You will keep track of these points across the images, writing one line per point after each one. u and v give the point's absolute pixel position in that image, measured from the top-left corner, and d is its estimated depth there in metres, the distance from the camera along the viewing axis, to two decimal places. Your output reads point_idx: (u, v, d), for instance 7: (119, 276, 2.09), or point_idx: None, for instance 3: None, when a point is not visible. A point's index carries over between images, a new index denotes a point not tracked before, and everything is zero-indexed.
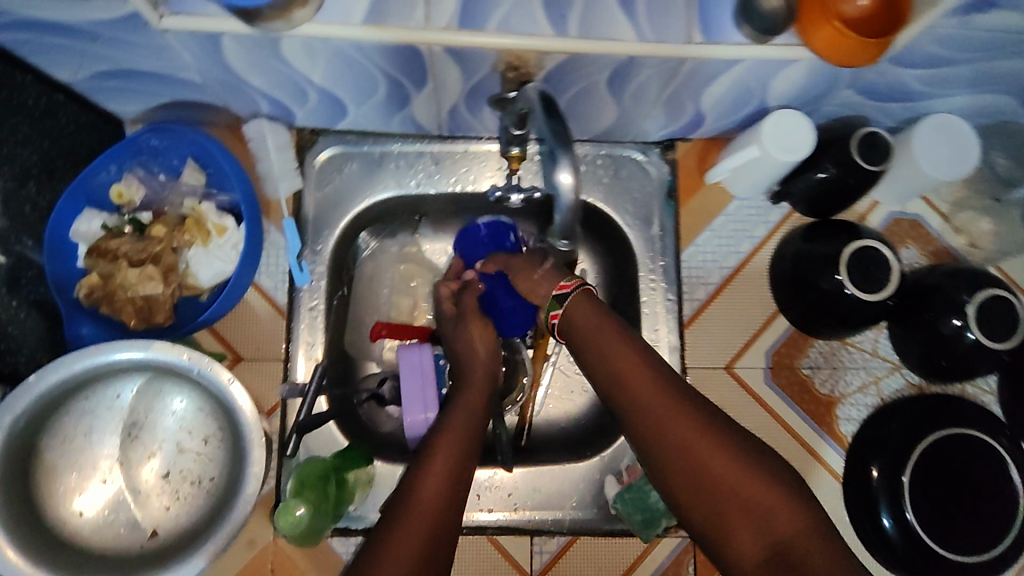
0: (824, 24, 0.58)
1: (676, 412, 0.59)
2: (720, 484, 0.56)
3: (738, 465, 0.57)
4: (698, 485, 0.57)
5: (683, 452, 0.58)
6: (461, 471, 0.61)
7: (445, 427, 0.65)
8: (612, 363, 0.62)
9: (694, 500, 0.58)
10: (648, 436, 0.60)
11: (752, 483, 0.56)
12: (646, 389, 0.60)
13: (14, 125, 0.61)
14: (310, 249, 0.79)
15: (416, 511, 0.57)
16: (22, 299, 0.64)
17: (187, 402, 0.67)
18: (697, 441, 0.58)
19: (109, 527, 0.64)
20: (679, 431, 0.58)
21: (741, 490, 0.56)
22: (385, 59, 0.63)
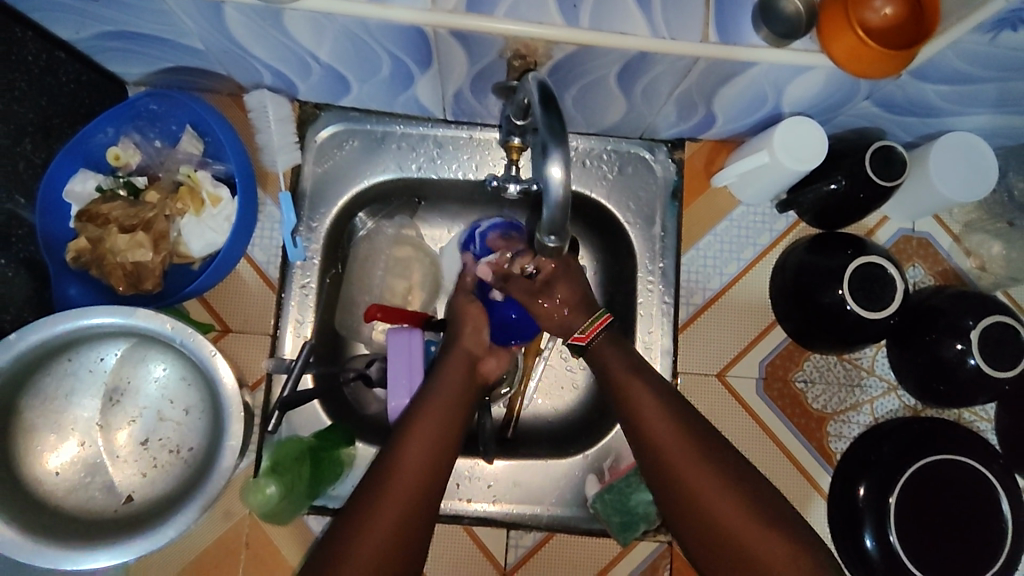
0: (845, 32, 0.56)
1: (671, 433, 0.62)
2: (702, 508, 0.59)
3: (726, 491, 0.59)
4: (684, 506, 0.60)
5: (671, 475, 0.61)
6: (444, 445, 0.61)
7: (429, 398, 0.64)
8: (616, 381, 0.66)
9: (677, 518, 0.61)
10: (644, 452, 0.63)
11: (735, 512, 0.58)
12: (648, 405, 0.64)
13: (11, 80, 0.61)
14: (305, 226, 0.79)
15: (397, 480, 0.57)
16: (11, 257, 0.64)
17: (169, 370, 0.67)
18: (688, 464, 0.60)
19: (84, 490, 0.63)
20: (672, 453, 0.61)
21: (725, 517, 0.58)
22: (389, 38, 0.61)
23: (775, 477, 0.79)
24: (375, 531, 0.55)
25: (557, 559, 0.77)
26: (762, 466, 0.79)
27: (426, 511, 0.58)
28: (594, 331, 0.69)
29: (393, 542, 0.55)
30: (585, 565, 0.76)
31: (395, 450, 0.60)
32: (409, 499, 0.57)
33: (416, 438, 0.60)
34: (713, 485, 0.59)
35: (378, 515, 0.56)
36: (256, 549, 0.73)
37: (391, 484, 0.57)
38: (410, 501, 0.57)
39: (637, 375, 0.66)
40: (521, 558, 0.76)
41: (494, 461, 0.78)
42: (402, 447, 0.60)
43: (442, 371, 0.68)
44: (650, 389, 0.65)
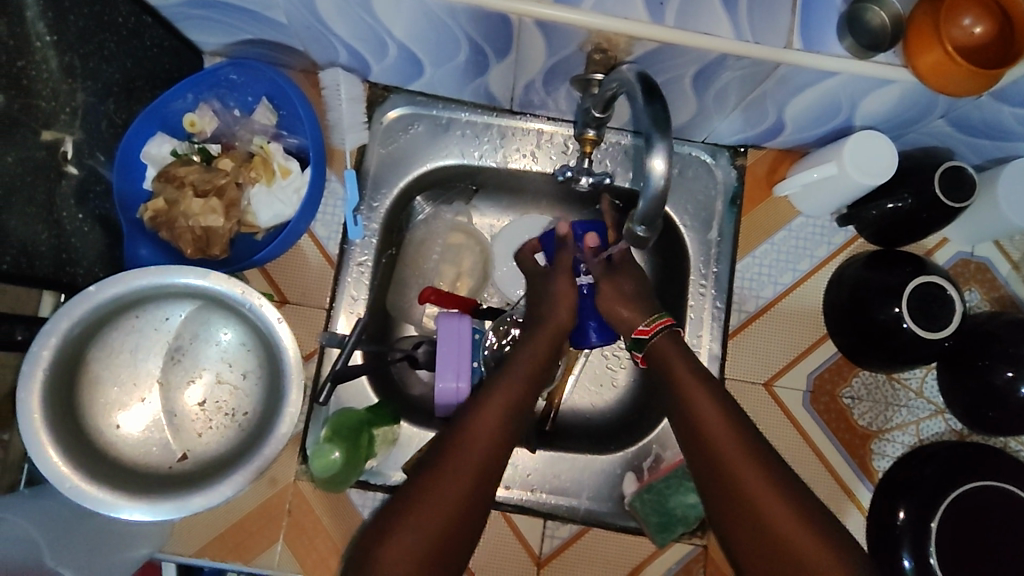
0: (934, 46, 0.56)
1: (728, 435, 0.59)
2: (758, 510, 0.55)
3: (780, 501, 0.55)
4: (736, 509, 0.56)
5: (726, 475, 0.58)
6: (517, 414, 0.62)
7: (511, 369, 0.66)
8: (678, 382, 0.64)
9: (729, 522, 0.57)
10: (697, 454, 0.60)
11: (788, 515, 0.54)
12: (706, 405, 0.62)
13: (102, 41, 0.62)
14: (366, 205, 0.79)
15: (467, 449, 0.58)
16: (87, 212, 0.66)
17: (231, 335, 0.68)
18: (740, 462, 0.58)
19: (142, 445, 0.65)
20: (728, 454, 0.58)
21: (780, 525, 0.54)
22: (473, 23, 0.62)
23: (815, 491, 0.79)
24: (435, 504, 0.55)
25: (590, 554, 0.76)
26: (802, 479, 0.79)
27: (493, 482, 0.58)
28: (657, 327, 0.68)
29: (457, 513, 0.55)
30: (618, 561, 0.76)
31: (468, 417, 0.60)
32: (476, 469, 0.57)
33: (492, 407, 0.61)
34: (765, 487, 0.56)
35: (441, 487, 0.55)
36: (298, 517, 0.74)
37: (460, 452, 0.58)
38: (479, 470, 0.57)
39: (700, 378, 0.64)
40: (556, 548, 0.77)
41: (534, 451, 0.78)
42: (476, 415, 0.60)
43: (525, 346, 0.68)
44: (710, 390, 0.63)
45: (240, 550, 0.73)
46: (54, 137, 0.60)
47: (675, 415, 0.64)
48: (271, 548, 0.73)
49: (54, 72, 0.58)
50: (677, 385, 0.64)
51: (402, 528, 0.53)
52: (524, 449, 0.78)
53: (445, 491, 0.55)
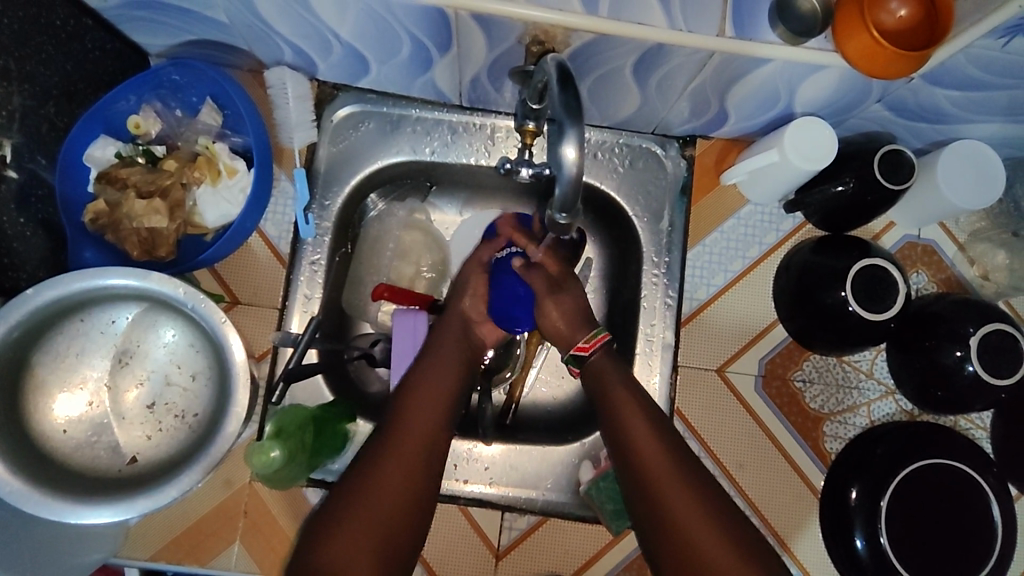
0: (861, 32, 0.57)
1: (666, 469, 0.61)
2: (686, 540, 0.57)
3: (672, 460, 0.61)
4: (666, 538, 0.58)
5: (661, 508, 0.59)
6: (448, 400, 0.66)
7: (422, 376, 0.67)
8: (620, 414, 0.65)
9: (660, 545, 0.59)
10: (634, 486, 0.61)
11: (689, 505, 0.59)
12: (647, 440, 0.63)
13: (39, 43, 0.62)
14: (318, 204, 0.79)
15: (401, 447, 0.60)
16: (29, 216, 0.66)
17: (178, 335, 0.68)
18: (675, 488, 0.60)
19: (90, 448, 0.65)
20: (659, 474, 0.61)
21: (666, 481, 0.60)
22: (411, 19, 0.63)
23: (769, 473, 0.80)
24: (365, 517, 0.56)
25: (549, 545, 0.77)
26: (756, 463, 0.80)
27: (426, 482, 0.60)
28: (597, 344, 0.69)
29: (393, 518, 0.57)
30: (575, 551, 0.77)
31: (402, 411, 0.63)
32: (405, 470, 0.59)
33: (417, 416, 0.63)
34: (693, 513, 0.58)
35: (377, 493, 0.57)
36: (253, 518, 0.74)
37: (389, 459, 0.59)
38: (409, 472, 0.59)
39: (639, 403, 0.65)
40: (515, 540, 0.77)
41: (492, 445, 0.79)
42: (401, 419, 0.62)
43: (441, 341, 0.71)
44: (644, 416, 0.64)
45: (196, 553, 0.72)
46: None
47: (613, 443, 0.65)
48: (228, 549, 0.73)
49: None
50: (615, 412, 0.65)
51: (342, 533, 0.54)
52: (481, 443, 0.78)
53: (378, 509, 0.56)
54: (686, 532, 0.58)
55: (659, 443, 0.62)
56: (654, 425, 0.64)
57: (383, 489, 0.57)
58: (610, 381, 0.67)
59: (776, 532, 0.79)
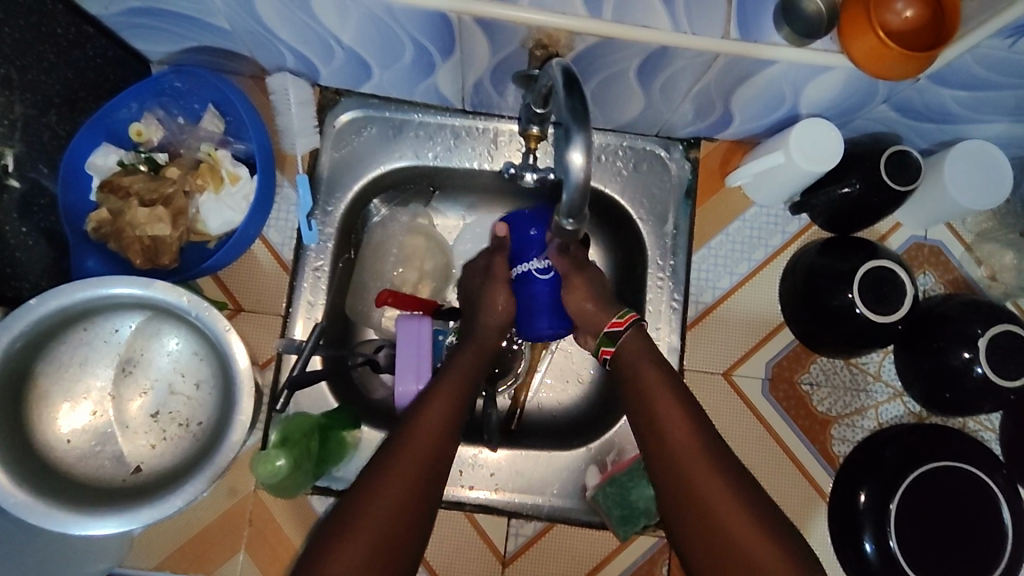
0: (866, 32, 0.57)
1: (687, 441, 0.61)
2: (706, 511, 0.58)
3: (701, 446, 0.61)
4: (690, 515, 0.59)
5: (684, 479, 0.60)
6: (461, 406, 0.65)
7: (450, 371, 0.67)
8: (645, 385, 0.65)
9: (686, 532, 0.59)
10: (656, 456, 0.62)
11: (717, 492, 0.58)
12: (671, 412, 0.63)
13: (40, 52, 0.62)
14: (321, 209, 0.79)
15: (412, 448, 0.59)
16: (32, 226, 0.65)
17: (182, 344, 0.68)
18: (696, 464, 0.60)
19: (94, 458, 0.64)
20: (689, 462, 0.60)
21: (692, 468, 0.60)
22: (413, 24, 0.62)
23: (777, 477, 0.79)
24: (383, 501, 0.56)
25: (555, 550, 0.76)
26: (764, 466, 0.79)
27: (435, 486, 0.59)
28: (630, 319, 0.69)
29: (409, 503, 0.57)
30: (582, 557, 0.76)
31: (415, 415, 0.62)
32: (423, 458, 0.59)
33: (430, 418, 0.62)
34: (715, 483, 0.59)
35: (386, 489, 0.57)
36: (259, 526, 0.73)
37: (410, 446, 0.60)
38: (427, 459, 0.59)
39: (662, 376, 0.65)
40: (521, 546, 0.76)
41: (498, 450, 0.78)
42: (422, 409, 0.63)
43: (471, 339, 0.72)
44: (667, 389, 0.65)
45: (201, 561, 0.72)
46: None
47: (637, 415, 0.65)
48: (233, 558, 0.72)
49: None
50: (641, 384, 0.65)
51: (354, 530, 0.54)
52: (488, 448, 0.78)
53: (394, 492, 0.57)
54: (716, 520, 0.57)
55: (682, 414, 0.63)
56: (685, 412, 0.63)
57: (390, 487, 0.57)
58: (637, 366, 0.67)
59: None
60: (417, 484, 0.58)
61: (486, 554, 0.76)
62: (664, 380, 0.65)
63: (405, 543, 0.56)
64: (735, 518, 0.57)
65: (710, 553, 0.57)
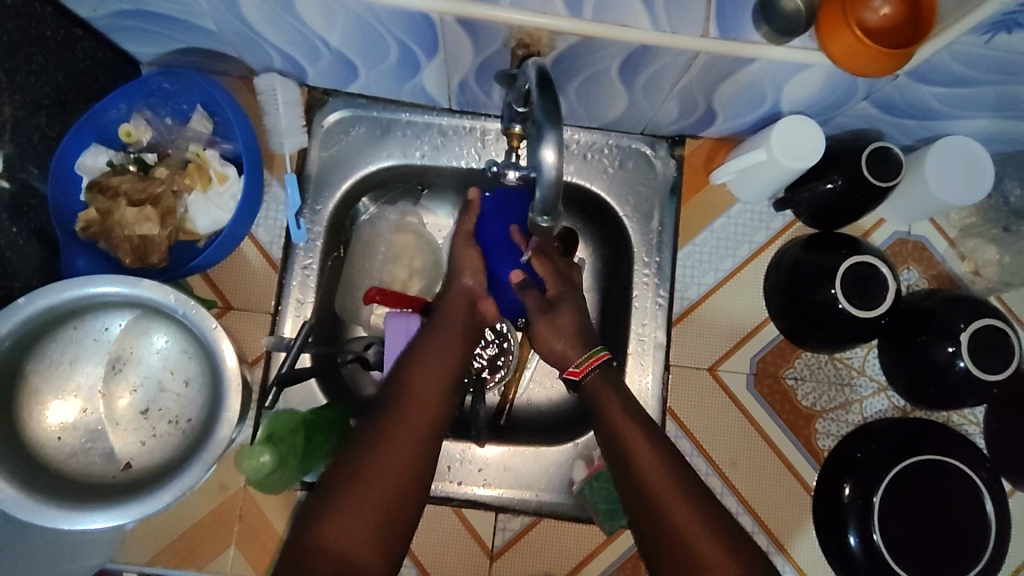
0: (843, 30, 0.57)
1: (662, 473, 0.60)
2: (683, 543, 0.55)
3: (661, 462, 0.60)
4: (657, 531, 0.57)
5: (661, 513, 0.58)
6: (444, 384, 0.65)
7: (425, 348, 0.68)
8: (614, 425, 0.64)
9: (653, 551, 0.57)
10: (634, 496, 0.60)
11: (680, 504, 0.57)
12: (643, 450, 0.61)
13: (29, 55, 0.63)
14: (309, 208, 0.80)
15: (397, 435, 0.60)
16: (22, 226, 0.66)
17: (171, 342, 0.69)
18: (671, 494, 0.58)
19: (84, 454, 0.65)
20: (652, 478, 0.59)
21: (657, 481, 0.59)
22: (396, 25, 0.63)
23: (762, 471, 0.80)
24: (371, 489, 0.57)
25: (542, 545, 0.77)
26: (749, 461, 0.80)
27: (425, 472, 0.60)
28: (588, 366, 0.69)
29: (399, 487, 0.58)
30: (568, 552, 0.77)
31: (399, 399, 0.63)
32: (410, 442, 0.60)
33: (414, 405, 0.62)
34: (686, 513, 0.57)
35: (370, 480, 0.57)
36: (249, 522, 0.74)
37: (396, 430, 0.60)
38: (413, 445, 0.60)
39: (624, 405, 0.65)
40: (508, 541, 0.77)
41: (486, 446, 0.79)
42: (405, 392, 0.63)
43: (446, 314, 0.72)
44: (638, 426, 0.63)
45: (192, 557, 0.73)
46: None
47: (610, 454, 0.64)
48: (223, 553, 0.73)
49: None
50: (611, 425, 0.64)
51: (338, 525, 0.55)
52: (474, 444, 0.79)
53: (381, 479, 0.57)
54: (678, 531, 0.56)
55: (653, 447, 0.62)
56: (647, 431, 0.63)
57: (375, 479, 0.57)
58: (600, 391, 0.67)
59: (769, 530, 0.79)
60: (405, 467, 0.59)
61: (474, 549, 0.77)
62: (632, 418, 0.64)
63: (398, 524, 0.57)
64: (695, 529, 0.56)
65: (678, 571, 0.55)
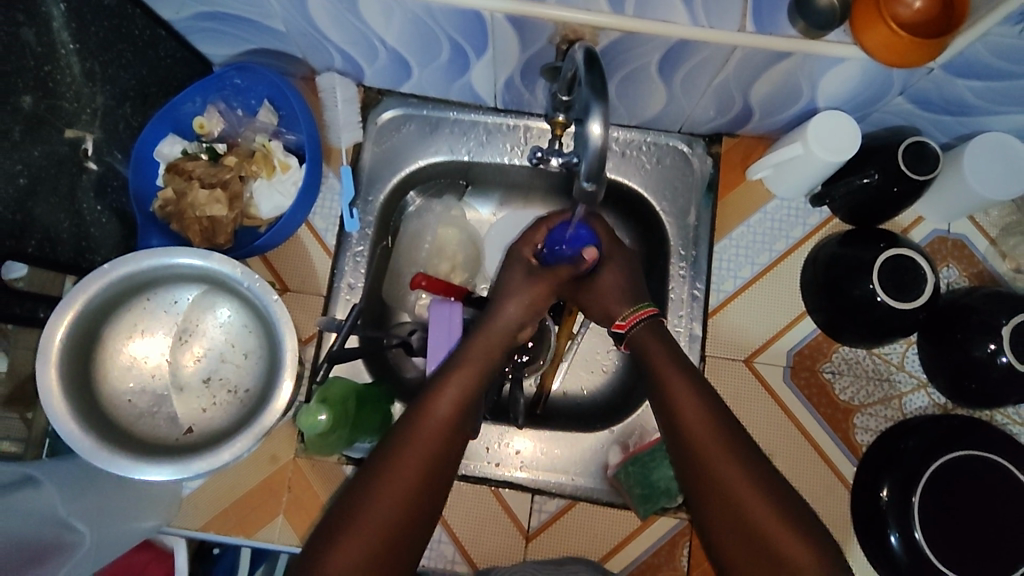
0: (878, 25, 0.60)
1: (694, 408, 0.63)
2: (737, 508, 0.58)
3: (705, 412, 0.62)
4: (707, 488, 0.60)
5: (700, 470, 0.60)
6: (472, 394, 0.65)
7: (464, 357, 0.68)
8: (656, 368, 0.66)
9: (707, 513, 0.60)
10: (670, 436, 0.64)
11: (729, 470, 0.60)
12: (680, 389, 0.64)
13: (120, 50, 0.70)
14: (362, 199, 0.85)
15: (414, 445, 0.61)
16: (105, 205, 0.73)
17: (233, 316, 0.74)
18: (703, 434, 0.61)
19: (151, 417, 0.70)
20: (699, 433, 0.61)
21: (704, 444, 0.61)
22: (449, 23, 0.68)
23: (798, 464, 0.80)
24: (379, 513, 0.58)
25: (578, 530, 0.78)
26: (786, 454, 0.80)
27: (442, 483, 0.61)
28: (635, 319, 0.71)
29: (413, 494, 0.59)
30: (602, 539, 0.78)
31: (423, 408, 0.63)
32: (423, 464, 0.60)
33: (437, 413, 0.63)
34: (734, 480, 0.59)
35: (387, 490, 0.58)
36: (297, 493, 0.78)
37: (411, 442, 0.61)
38: (431, 460, 0.61)
39: (676, 362, 0.66)
40: (544, 522, 0.78)
41: (524, 431, 0.82)
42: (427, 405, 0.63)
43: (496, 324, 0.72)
44: (692, 389, 0.64)
45: (243, 524, 0.77)
46: (75, 135, 0.67)
47: (655, 404, 0.66)
48: (272, 521, 0.77)
49: (76, 76, 0.66)
50: (657, 372, 0.66)
51: (353, 526, 0.57)
52: (513, 426, 0.81)
53: (398, 485, 0.59)
54: (727, 494, 0.59)
55: (701, 405, 0.63)
56: (695, 387, 0.64)
57: (392, 490, 0.58)
58: (657, 351, 0.68)
59: None
60: (422, 473, 0.60)
61: (510, 528, 0.78)
62: (684, 378, 0.65)
63: (417, 528, 0.59)
64: (746, 495, 0.58)
65: (731, 533, 0.58)
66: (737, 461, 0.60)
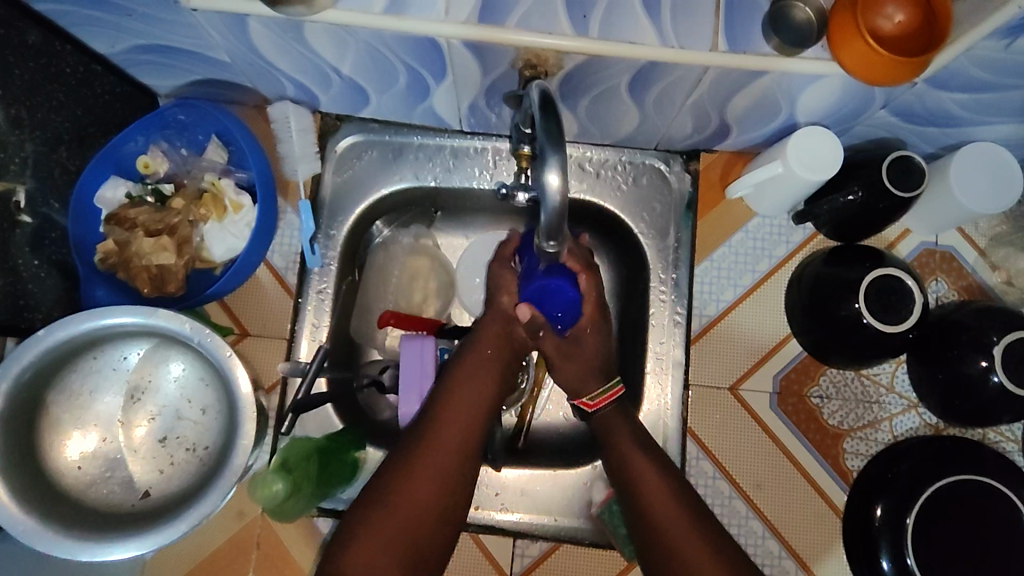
0: (857, 40, 0.56)
1: (662, 489, 0.61)
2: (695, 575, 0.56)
3: (663, 482, 0.62)
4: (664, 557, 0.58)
5: (659, 540, 0.59)
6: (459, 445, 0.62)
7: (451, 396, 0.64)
8: (616, 443, 0.66)
9: None
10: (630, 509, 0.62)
11: (685, 535, 0.58)
12: (646, 465, 0.63)
13: (48, 92, 0.64)
14: (323, 234, 0.80)
15: (390, 511, 0.58)
16: (43, 258, 0.68)
17: (187, 370, 0.69)
18: (665, 504, 0.60)
19: (104, 484, 0.66)
20: (658, 505, 0.60)
21: (661, 513, 0.60)
22: (403, 50, 0.63)
23: (787, 493, 0.77)
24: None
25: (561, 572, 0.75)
26: (775, 484, 0.78)
27: (424, 550, 0.58)
28: (605, 400, 0.69)
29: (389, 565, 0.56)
30: None
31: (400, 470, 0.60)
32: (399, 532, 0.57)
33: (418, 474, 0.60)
34: (694, 544, 0.57)
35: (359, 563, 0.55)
36: (266, 551, 0.74)
37: (387, 508, 0.58)
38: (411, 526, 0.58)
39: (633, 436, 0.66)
40: (528, 566, 0.75)
41: (504, 469, 0.78)
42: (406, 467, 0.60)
43: (480, 359, 0.67)
44: (652, 460, 0.63)
45: None
46: (6, 187, 0.62)
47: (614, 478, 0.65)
48: None
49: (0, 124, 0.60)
50: (615, 445, 0.66)
51: None
52: (490, 468, 0.77)
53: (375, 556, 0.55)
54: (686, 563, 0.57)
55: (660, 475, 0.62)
56: (654, 459, 0.64)
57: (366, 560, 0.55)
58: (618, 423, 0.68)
59: (798, 557, 0.77)
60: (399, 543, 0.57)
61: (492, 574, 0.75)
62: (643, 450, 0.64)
63: None
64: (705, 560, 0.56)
65: None
66: (694, 526, 0.58)
